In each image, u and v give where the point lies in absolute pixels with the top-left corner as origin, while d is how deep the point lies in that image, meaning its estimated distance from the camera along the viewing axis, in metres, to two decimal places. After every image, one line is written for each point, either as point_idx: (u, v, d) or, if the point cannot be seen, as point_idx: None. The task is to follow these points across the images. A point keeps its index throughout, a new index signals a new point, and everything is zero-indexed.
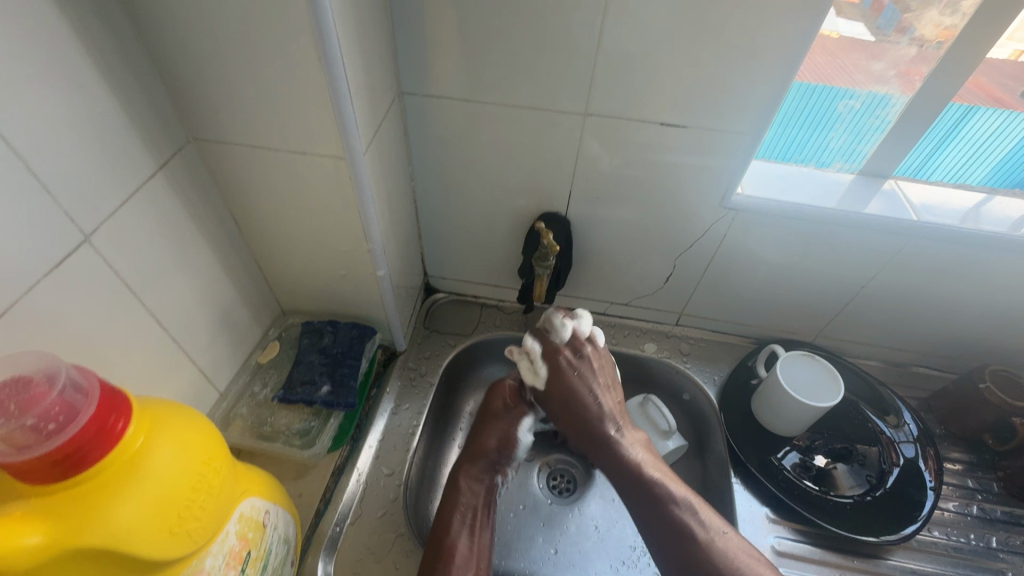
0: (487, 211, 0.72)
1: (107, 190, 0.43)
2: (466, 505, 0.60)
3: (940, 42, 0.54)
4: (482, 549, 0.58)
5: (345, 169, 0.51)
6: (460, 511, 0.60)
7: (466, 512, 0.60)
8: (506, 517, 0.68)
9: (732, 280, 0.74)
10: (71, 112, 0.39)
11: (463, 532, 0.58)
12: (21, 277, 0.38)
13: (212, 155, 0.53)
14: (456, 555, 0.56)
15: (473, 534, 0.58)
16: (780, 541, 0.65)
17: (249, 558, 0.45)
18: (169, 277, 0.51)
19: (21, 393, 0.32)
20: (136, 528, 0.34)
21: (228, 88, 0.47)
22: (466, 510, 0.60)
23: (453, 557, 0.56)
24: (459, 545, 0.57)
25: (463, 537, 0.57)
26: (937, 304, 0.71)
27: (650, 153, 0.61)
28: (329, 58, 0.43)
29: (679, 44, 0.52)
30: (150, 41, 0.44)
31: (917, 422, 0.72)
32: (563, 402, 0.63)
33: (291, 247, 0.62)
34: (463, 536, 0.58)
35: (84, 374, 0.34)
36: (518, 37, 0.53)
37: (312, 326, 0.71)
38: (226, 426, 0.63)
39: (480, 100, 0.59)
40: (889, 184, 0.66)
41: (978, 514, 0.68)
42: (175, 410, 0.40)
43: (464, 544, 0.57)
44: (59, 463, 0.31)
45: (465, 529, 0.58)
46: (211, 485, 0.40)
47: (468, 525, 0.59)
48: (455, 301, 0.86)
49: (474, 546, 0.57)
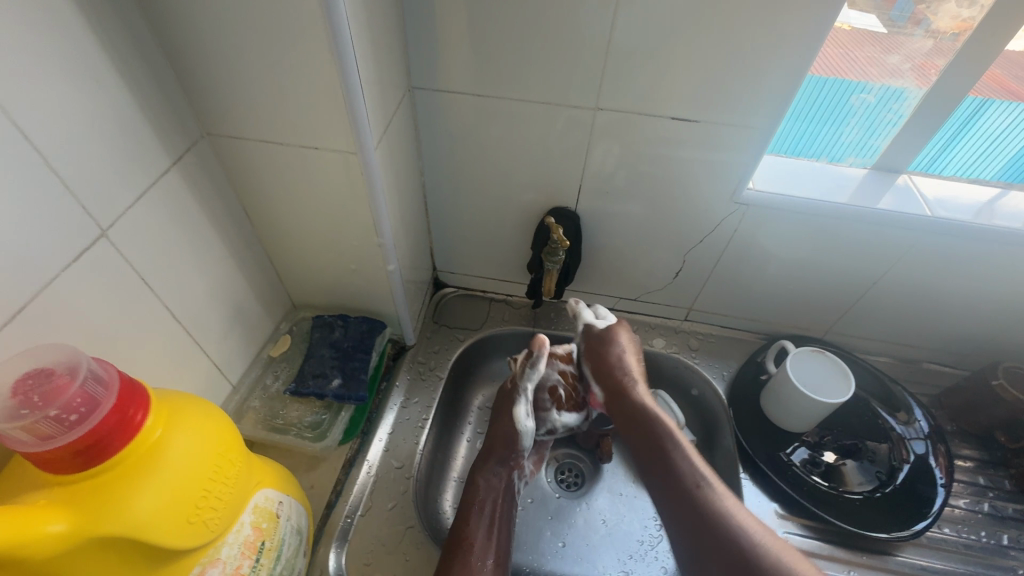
0: (497, 206, 0.72)
1: (122, 185, 0.44)
2: (485, 499, 0.62)
3: (956, 34, 0.53)
4: (498, 544, 0.59)
5: (356, 164, 0.52)
6: (478, 508, 0.61)
7: (485, 506, 0.61)
8: (523, 509, 0.69)
9: (742, 275, 0.74)
10: (88, 108, 0.40)
11: (480, 526, 0.59)
12: (39, 270, 0.38)
13: (225, 150, 0.53)
14: (473, 549, 0.57)
15: (492, 527, 0.60)
16: (788, 537, 0.65)
17: (263, 548, 0.46)
18: (183, 271, 0.52)
19: (44, 384, 0.32)
20: (154, 518, 0.34)
21: (241, 84, 0.47)
22: (483, 504, 0.61)
23: (471, 550, 0.57)
24: (476, 538, 0.58)
25: (481, 531, 0.59)
26: (950, 300, 0.70)
27: (661, 148, 0.61)
28: (342, 53, 0.43)
29: (692, 37, 0.51)
30: (164, 36, 0.44)
31: (928, 419, 0.72)
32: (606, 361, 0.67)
33: (302, 242, 0.63)
34: (480, 530, 0.59)
35: (104, 366, 0.35)
36: (529, 31, 0.53)
37: (323, 320, 0.71)
38: (239, 418, 0.64)
39: (491, 94, 0.59)
40: (903, 179, 0.65)
41: (990, 512, 0.67)
42: (191, 402, 0.40)
43: (481, 538, 0.58)
44: (80, 453, 0.32)
45: (480, 523, 0.59)
46: (227, 476, 0.41)
47: (487, 519, 0.60)
48: (464, 295, 0.87)
49: (490, 539, 0.59)
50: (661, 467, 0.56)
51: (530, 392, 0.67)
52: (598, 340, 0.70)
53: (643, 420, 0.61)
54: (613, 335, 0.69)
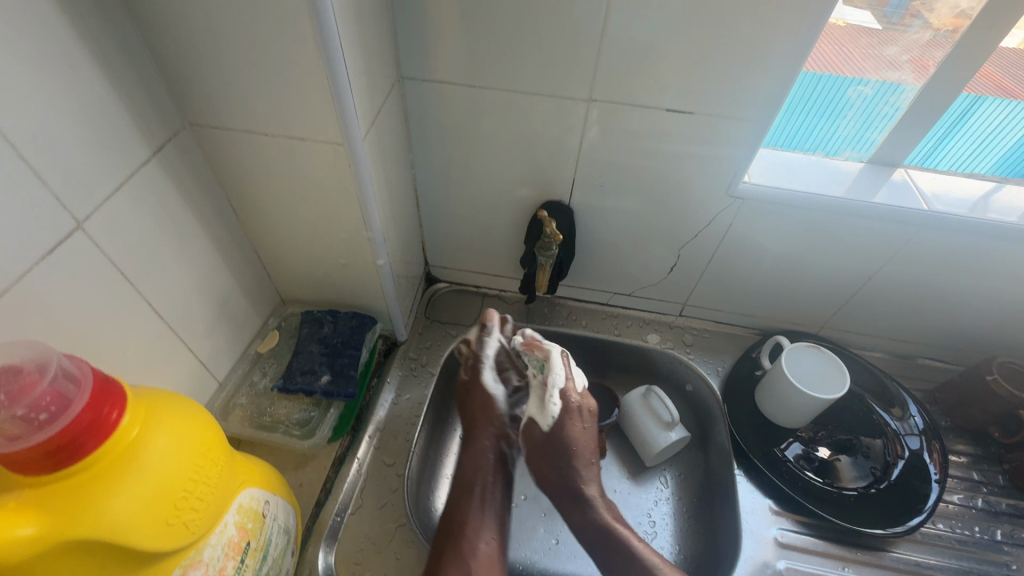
0: (489, 200, 0.71)
1: (100, 176, 0.43)
2: (474, 477, 0.60)
3: (950, 30, 0.53)
4: (492, 519, 0.58)
5: (343, 155, 0.50)
6: (468, 489, 0.59)
7: (475, 487, 0.60)
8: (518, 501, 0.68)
9: (736, 270, 0.73)
10: (62, 96, 0.39)
11: (473, 504, 0.58)
12: (12, 264, 0.37)
13: (208, 141, 0.52)
14: (466, 530, 0.56)
15: (485, 500, 0.59)
16: (783, 533, 0.64)
17: (249, 549, 0.45)
18: (165, 265, 0.51)
19: (12, 382, 0.31)
20: (131, 521, 0.33)
21: (223, 73, 0.46)
22: (474, 484, 0.60)
23: (464, 532, 0.56)
24: (469, 518, 0.57)
25: (473, 509, 0.58)
26: (945, 295, 0.70)
27: (655, 141, 0.60)
28: (326, 41, 0.42)
29: (687, 28, 0.50)
30: (142, 22, 0.43)
31: (923, 415, 0.71)
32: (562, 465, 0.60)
33: (289, 236, 0.62)
34: (473, 508, 0.58)
35: (77, 363, 0.33)
36: (520, 21, 0.52)
37: (312, 315, 0.70)
38: (225, 416, 0.62)
39: (481, 85, 0.58)
40: (899, 172, 0.64)
41: (983, 507, 0.67)
42: (170, 400, 0.39)
43: (474, 516, 0.57)
44: (52, 454, 0.31)
45: (473, 503, 0.58)
46: (209, 477, 0.40)
47: (478, 496, 0.59)
48: (456, 290, 0.86)
49: (485, 513, 0.58)
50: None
51: (491, 356, 0.66)
52: (546, 444, 0.61)
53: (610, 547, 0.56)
54: (559, 435, 0.61)
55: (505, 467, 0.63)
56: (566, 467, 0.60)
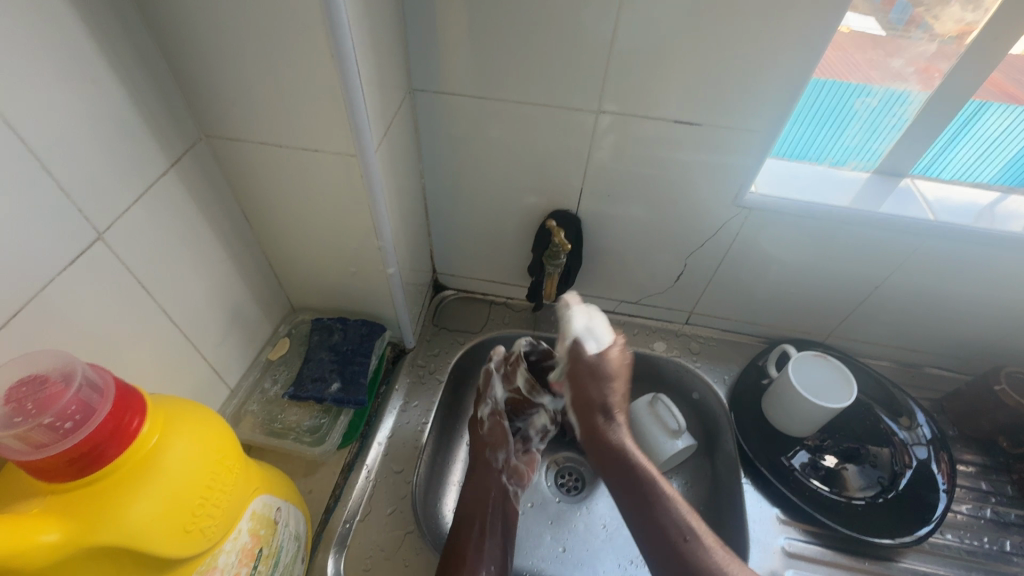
0: (497, 209, 0.72)
1: (120, 189, 0.44)
2: (474, 512, 0.60)
3: (956, 37, 0.53)
4: (492, 555, 0.58)
5: (355, 166, 0.51)
6: (469, 522, 0.60)
7: (474, 520, 0.60)
8: (524, 514, 0.68)
9: (743, 279, 0.74)
10: (87, 111, 0.40)
11: (472, 539, 0.58)
12: (34, 273, 0.38)
13: (225, 152, 0.53)
14: (465, 564, 0.56)
15: (484, 538, 0.58)
16: (790, 542, 0.64)
17: (261, 555, 0.45)
18: (180, 274, 0.52)
19: (38, 392, 0.32)
20: (151, 526, 0.34)
21: (239, 86, 0.47)
22: (475, 519, 0.60)
23: (463, 566, 0.56)
24: (468, 553, 0.57)
25: (473, 544, 0.58)
26: (953, 305, 0.70)
27: (662, 151, 0.61)
28: (342, 53, 0.43)
29: (693, 41, 0.51)
30: (163, 37, 0.44)
31: (931, 425, 0.71)
32: (581, 376, 0.60)
33: (301, 244, 0.62)
34: (473, 544, 0.58)
35: (100, 372, 0.34)
36: (530, 34, 0.53)
37: (322, 322, 0.71)
38: (237, 422, 0.63)
39: (491, 97, 0.59)
40: (905, 182, 0.65)
41: (992, 517, 0.67)
42: (190, 408, 0.40)
43: (473, 552, 0.57)
44: (75, 461, 0.32)
45: (474, 536, 0.58)
46: (225, 484, 0.40)
47: (478, 532, 0.59)
48: (463, 298, 0.86)
49: (483, 550, 0.58)
50: (664, 544, 0.49)
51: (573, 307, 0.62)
52: (578, 371, 0.60)
53: (639, 488, 0.54)
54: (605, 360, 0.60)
55: (508, 500, 0.63)
56: (590, 395, 0.59)
